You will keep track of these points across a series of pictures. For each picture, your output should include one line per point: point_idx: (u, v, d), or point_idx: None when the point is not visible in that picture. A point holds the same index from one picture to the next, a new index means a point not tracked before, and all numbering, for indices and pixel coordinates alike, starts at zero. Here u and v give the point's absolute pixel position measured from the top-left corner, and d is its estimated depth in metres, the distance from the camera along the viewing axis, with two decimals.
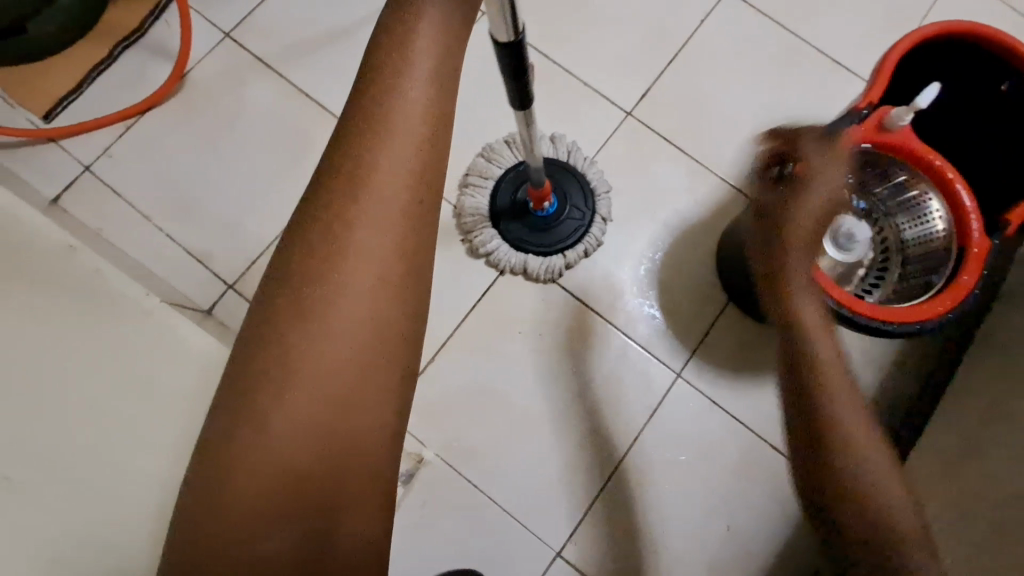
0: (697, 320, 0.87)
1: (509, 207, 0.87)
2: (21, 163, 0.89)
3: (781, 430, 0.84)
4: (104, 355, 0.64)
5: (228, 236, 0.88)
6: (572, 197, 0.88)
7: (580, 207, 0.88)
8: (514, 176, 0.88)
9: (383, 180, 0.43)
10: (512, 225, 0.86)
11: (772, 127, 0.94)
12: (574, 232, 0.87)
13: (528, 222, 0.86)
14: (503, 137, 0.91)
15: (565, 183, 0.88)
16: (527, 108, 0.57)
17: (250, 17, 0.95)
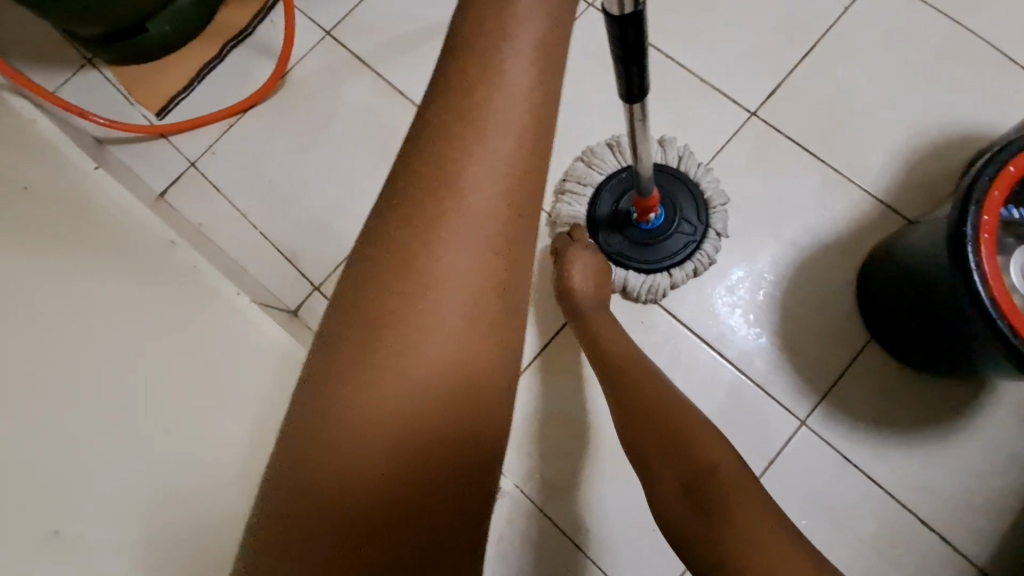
0: (827, 358, 0.74)
1: (609, 218, 0.78)
2: (136, 158, 0.93)
3: (933, 502, 0.69)
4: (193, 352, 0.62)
5: (318, 236, 0.87)
6: (682, 208, 0.77)
7: (691, 219, 0.77)
8: (616, 183, 0.79)
9: (490, 133, 0.39)
10: (612, 238, 0.78)
11: (930, 135, 0.79)
12: (684, 248, 0.76)
13: (631, 234, 0.77)
14: (605, 140, 0.83)
15: (675, 193, 0.78)
16: (637, 101, 0.48)
17: (350, 14, 0.94)
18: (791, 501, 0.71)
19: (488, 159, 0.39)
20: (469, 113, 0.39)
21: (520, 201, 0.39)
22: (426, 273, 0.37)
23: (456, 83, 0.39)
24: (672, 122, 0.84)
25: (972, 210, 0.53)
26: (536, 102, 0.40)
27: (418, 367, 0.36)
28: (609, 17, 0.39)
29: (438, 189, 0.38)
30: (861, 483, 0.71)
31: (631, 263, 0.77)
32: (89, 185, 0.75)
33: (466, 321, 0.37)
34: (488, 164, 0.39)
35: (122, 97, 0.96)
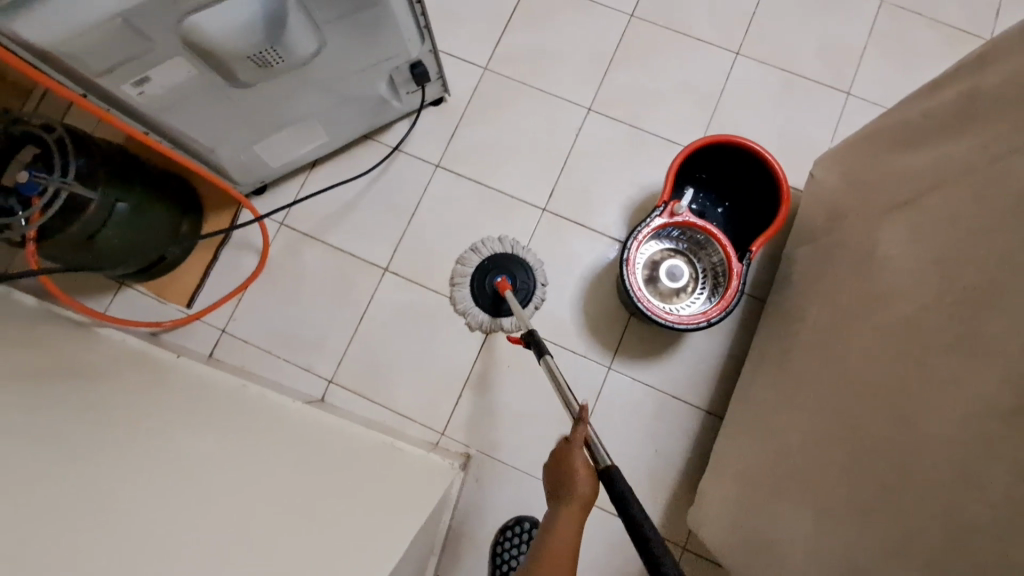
0: (614, 332, 1.39)
1: (481, 289, 1.39)
2: (183, 339, 1.44)
3: (678, 385, 1.36)
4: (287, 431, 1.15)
5: (318, 350, 1.42)
6: (520, 276, 1.39)
7: (526, 282, 1.39)
8: (481, 269, 1.40)
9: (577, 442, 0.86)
10: (488, 303, 1.39)
11: (636, 195, 1.45)
12: (525, 298, 1.38)
13: (496, 298, 1.38)
14: (470, 246, 1.44)
15: (514, 267, 1.39)
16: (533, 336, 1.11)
17: (291, 208, 1.48)
18: (613, 407, 1.36)
19: (561, 539, 0.76)
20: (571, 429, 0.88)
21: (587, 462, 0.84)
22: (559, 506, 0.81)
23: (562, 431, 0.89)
24: (503, 224, 1.46)
25: (623, 264, 1.20)
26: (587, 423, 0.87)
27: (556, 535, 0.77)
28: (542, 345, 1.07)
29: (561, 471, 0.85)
30: (645, 389, 1.36)
31: (501, 313, 1.38)
32: (180, 371, 1.27)
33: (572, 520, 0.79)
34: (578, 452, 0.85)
35: (159, 303, 1.46)
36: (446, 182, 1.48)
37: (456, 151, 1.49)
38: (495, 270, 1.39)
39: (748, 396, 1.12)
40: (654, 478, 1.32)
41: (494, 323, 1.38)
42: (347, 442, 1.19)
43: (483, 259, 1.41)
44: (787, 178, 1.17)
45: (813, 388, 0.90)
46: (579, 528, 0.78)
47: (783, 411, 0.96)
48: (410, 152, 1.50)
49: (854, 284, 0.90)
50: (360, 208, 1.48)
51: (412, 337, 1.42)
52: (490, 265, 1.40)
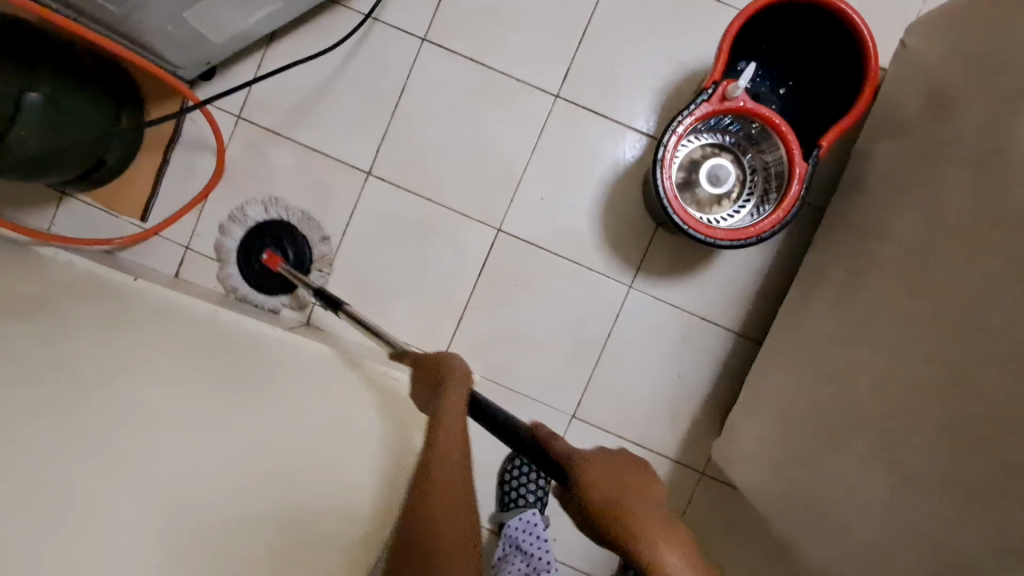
0: (637, 245, 1.20)
1: (249, 269, 1.21)
2: (144, 258, 1.26)
3: (708, 306, 1.19)
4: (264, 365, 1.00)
5: (297, 269, 1.23)
6: (279, 236, 1.20)
7: (280, 238, 1.20)
8: (246, 241, 1.22)
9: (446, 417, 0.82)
10: (252, 271, 1.21)
11: (672, 77, 1.18)
12: (303, 263, 1.21)
13: (267, 273, 1.21)
14: (241, 203, 1.23)
15: (284, 239, 1.21)
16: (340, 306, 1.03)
17: (249, 98, 1.22)
18: (634, 330, 1.21)
19: (447, 511, 0.76)
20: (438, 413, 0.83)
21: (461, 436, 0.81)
22: (433, 471, 0.78)
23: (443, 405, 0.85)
24: (506, 116, 1.20)
25: (655, 166, 0.97)
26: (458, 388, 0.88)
27: (438, 501, 0.76)
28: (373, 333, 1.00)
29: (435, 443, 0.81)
30: (672, 309, 1.20)
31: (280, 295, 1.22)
32: (138, 296, 1.10)
33: (459, 474, 0.79)
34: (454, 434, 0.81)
35: (111, 217, 1.26)
36: (436, 62, 1.20)
37: (447, 20, 1.19)
38: (255, 240, 1.21)
39: (799, 322, 0.96)
40: (675, 405, 1.21)
41: (300, 303, 1.22)
42: (336, 376, 1.06)
43: (246, 231, 1.22)
44: (876, 48, 0.90)
45: (897, 322, 0.73)
46: (460, 482, 0.79)
47: (851, 345, 0.80)
48: (390, 23, 1.20)
49: (968, 192, 0.70)
50: (332, 97, 1.21)
51: (403, 252, 1.22)
52: (252, 244, 1.21)
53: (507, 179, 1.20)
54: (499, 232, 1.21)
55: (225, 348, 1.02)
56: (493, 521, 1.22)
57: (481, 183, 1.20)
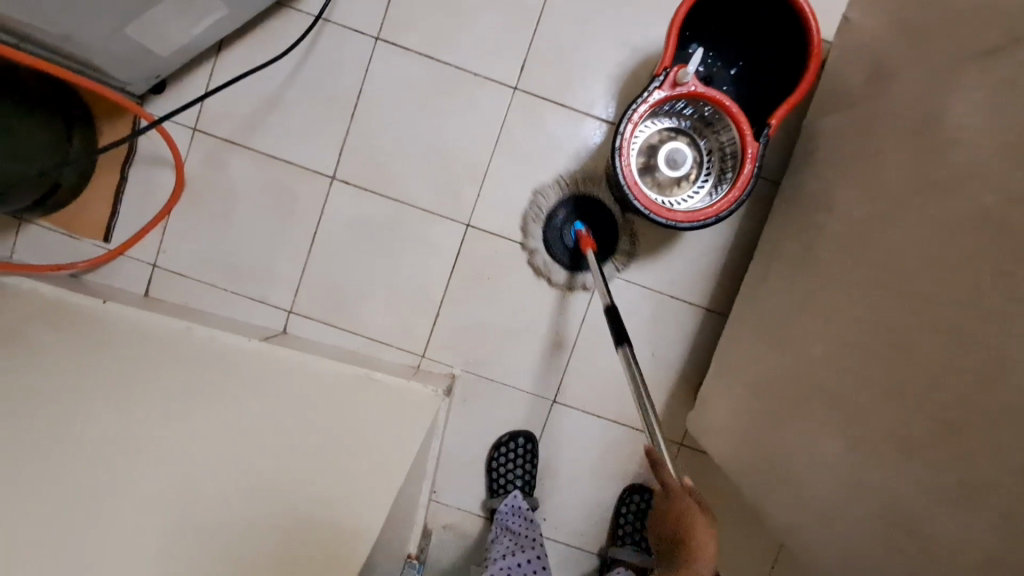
0: (604, 231, 1.22)
1: (558, 245, 1.21)
2: (112, 279, 1.24)
3: (677, 284, 1.23)
4: (242, 377, 1.02)
5: (268, 278, 1.23)
6: (604, 231, 1.22)
7: (610, 240, 1.22)
8: (553, 223, 1.21)
9: (687, 502, 0.75)
10: (558, 217, 1.21)
11: (626, 62, 1.19)
12: (603, 256, 1.22)
13: (569, 247, 1.21)
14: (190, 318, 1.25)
15: (601, 222, 1.21)
16: (619, 344, 0.92)
17: (203, 109, 1.20)
18: (607, 313, 1.24)
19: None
20: (677, 488, 0.76)
21: (691, 515, 0.74)
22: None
23: (678, 506, 0.75)
24: (467, 111, 1.20)
25: (614, 154, 0.99)
26: (696, 524, 0.74)
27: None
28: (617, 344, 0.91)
29: (682, 506, 0.74)
30: (642, 290, 1.23)
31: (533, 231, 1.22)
32: (109, 319, 1.09)
33: None
34: (710, 544, 0.73)
35: (72, 240, 1.23)
36: (391, 60, 1.19)
37: (398, 17, 1.18)
38: (570, 220, 1.20)
39: (759, 294, 1.00)
40: (652, 381, 1.26)
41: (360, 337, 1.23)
42: (317, 381, 1.07)
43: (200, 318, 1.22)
44: (818, 28, 0.92)
45: (844, 291, 0.77)
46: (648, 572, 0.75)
47: (807, 315, 0.84)
48: (340, 24, 1.18)
49: (904, 164, 0.73)
50: (288, 102, 1.20)
51: (374, 254, 1.22)
52: (550, 141, 1.20)
53: (473, 175, 1.21)
54: (469, 227, 1.22)
55: (200, 364, 1.02)
56: (485, 508, 1.26)
57: (447, 180, 1.21)
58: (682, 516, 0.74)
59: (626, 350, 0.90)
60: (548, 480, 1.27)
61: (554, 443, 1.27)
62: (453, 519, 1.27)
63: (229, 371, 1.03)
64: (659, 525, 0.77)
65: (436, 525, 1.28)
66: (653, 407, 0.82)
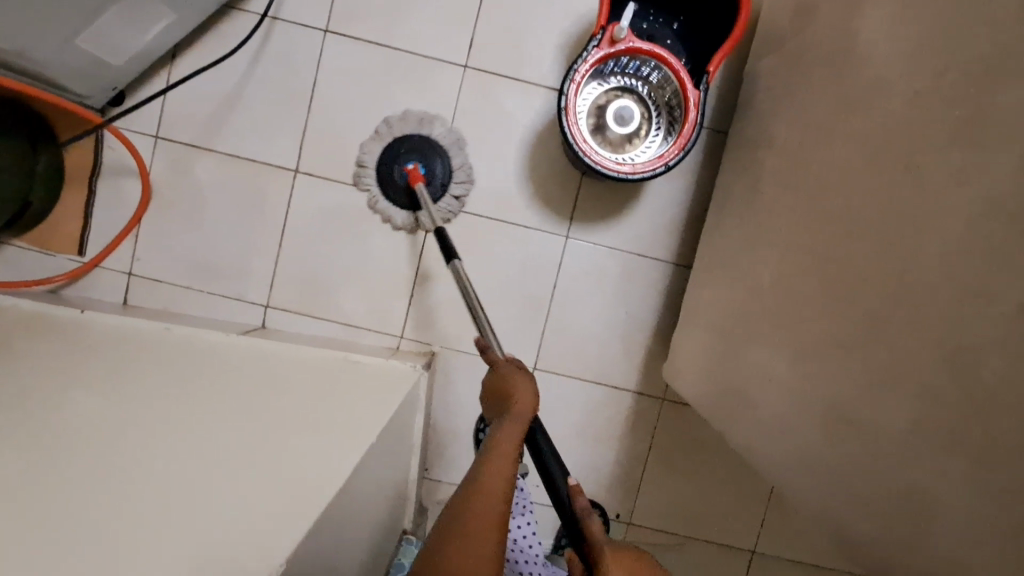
0: (566, 197, 1.25)
1: (394, 185, 1.20)
2: (90, 291, 1.26)
3: (641, 243, 1.26)
4: (222, 368, 1.04)
5: (243, 276, 1.25)
6: (443, 172, 1.20)
7: (443, 173, 1.20)
8: (388, 157, 1.20)
9: (506, 439, 0.73)
10: (434, 162, 1.20)
11: (570, 31, 1.21)
12: (439, 194, 1.21)
13: (409, 190, 1.19)
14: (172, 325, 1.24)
15: (432, 155, 1.20)
16: (453, 260, 1.01)
17: (163, 116, 1.23)
18: (577, 277, 1.27)
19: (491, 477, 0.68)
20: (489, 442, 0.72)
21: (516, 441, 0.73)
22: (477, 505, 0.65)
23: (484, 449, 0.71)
24: (420, 93, 1.22)
25: (560, 114, 1.01)
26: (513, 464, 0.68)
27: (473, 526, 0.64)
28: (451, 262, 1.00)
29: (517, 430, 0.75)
30: (609, 251, 1.26)
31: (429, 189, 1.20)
32: (91, 327, 1.11)
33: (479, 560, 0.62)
34: (515, 437, 0.73)
35: (47, 256, 1.26)
36: (342, 51, 1.22)
37: (344, 8, 1.21)
38: (417, 151, 1.19)
39: (714, 238, 1.03)
40: (628, 340, 1.28)
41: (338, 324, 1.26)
42: (297, 366, 1.09)
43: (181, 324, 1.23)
44: None
45: (785, 216, 0.80)
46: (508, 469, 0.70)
47: (756, 247, 0.87)
48: (289, 21, 1.21)
49: (830, 88, 0.76)
50: (246, 102, 1.22)
51: (344, 241, 1.24)
52: (394, 153, 1.19)
53: None
54: None
55: (181, 360, 1.04)
56: None
57: None
58: (500, 387, 0.83)
59: (454, 259, 1.00)
60: None
61: None
62: (447, 494, 1.30)
63: (210, 365, 1.05)
64: (490, 405, 0.85)
65: (431, 501, 1.30)
66: (476, 306, 0.94)
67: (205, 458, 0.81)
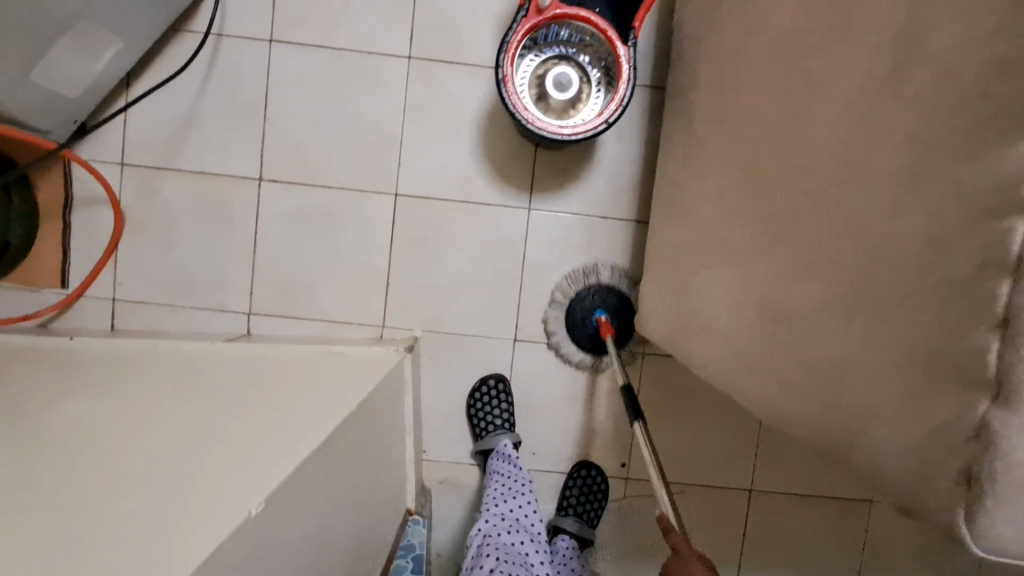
0: (522, 170, 1.29)
1: (580, 326, 1.29)
2: (78, 321, 1.30)
3: (600, 204, 1.30)
4: (208, 373, 1.07)
5: (223, 286, 1.29)
6: (626, 306, 1.29)
7: (628, 307, 1.29)
8: (581, 304, 1.29)
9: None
10: (594, 296, 1.29)
11: (505, 9, 1.25)
12: (624, 339, 1.31)
13: (596, 338, 1.29)
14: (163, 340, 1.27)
15: (604, 300, 1.29)
16: (638, 417, 0.95)
17: (126, 143, 1.27)
18: (544, 246, 1.31)
19: None
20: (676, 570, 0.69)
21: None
22: None
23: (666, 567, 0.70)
24: (370, 88, 1.26)
25: (499, 86, 1.04)
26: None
27: None
28: (635, 421, 0.95)
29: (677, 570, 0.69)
30: (571, 217, 1.30)
31: (584, 340, 1.29)
32: (80, 351, 1.15)
33: None
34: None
35: (32, 293, 1.30)
36: (289, 58, 1.26)
37: (286, 16, 1.25)
38: (598, 300, 1.28)
39: (660, 185, 1.07)
40: (602, 300, 1.32)
41: (321, 320, 1.30)
42: (283, 363, 1.13)
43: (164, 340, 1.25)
44: None
45: (714, 148, 0.84)
46: None
47: (694, 183, 0.91)
48: (234, 36, 1.25)
49: (738, 20, 0.80)
50: (203, 119, 1.26)
51: (315, 241, 1.28)
52: (577, 312, 1.29)
53: (389, 146, 1.27)
54: (397, 195, 1.28)
55: (168, 370, 1.08)
56: (473, 455, 1.33)
57: (366, 156, 1.27)
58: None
59: (641, 428, 0.92)
60: (527, 415, 1.34)
61: (524, 380, 1.33)
62: (447, 472, 1.34)
63: (197, 370, 1.09)
64: None
65: (433, 480, 1.34)
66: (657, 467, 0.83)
67: (182, 446, 0.82)
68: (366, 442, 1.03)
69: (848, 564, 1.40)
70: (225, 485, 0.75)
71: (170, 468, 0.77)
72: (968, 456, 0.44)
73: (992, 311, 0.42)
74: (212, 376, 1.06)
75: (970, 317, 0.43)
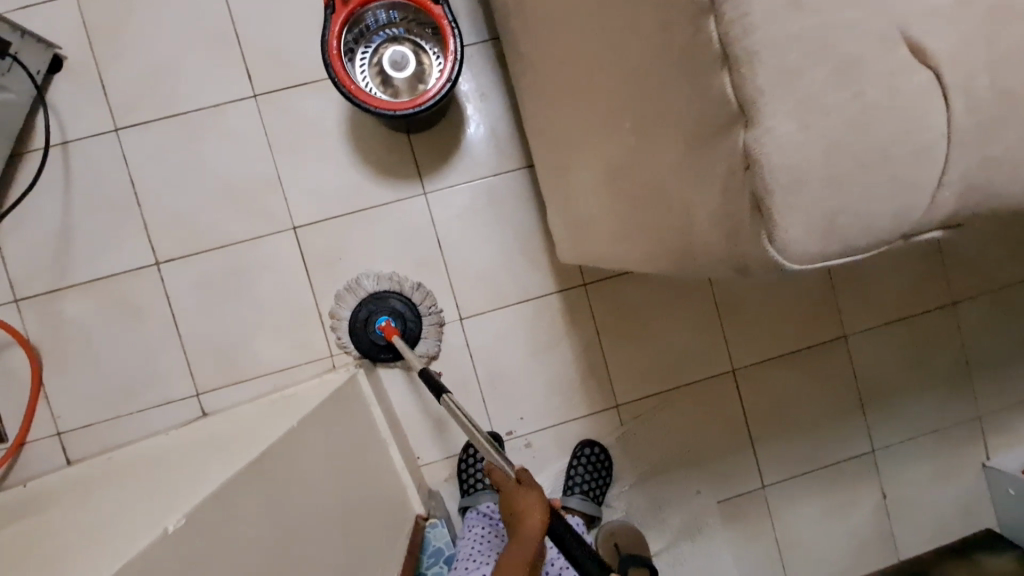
0: (403, 160, 1.30)
1: (366, 341, 1.26)
2: (31, 468, 1.26)
3: (487, 163, 1.32)
4: (169, 460, 1.05)
5: (161, 379, 1.27)
6: (401, 308, 1.27)
7: (404, 307, 1.27)
8: (358, 318, 1.27)
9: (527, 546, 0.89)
10: (376, 305, 1.27)
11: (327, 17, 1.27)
12: (416, 340, 1.28)
13: (382, 344, 1.27)
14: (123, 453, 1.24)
15: (391, 302, 1.27)
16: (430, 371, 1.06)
17: (13, 280, 1.24)
18: (452, 221, 1.32)
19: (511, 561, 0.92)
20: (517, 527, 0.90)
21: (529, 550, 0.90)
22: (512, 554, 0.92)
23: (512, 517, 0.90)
24: (229, 138, 1.26)
25: (335, 83, 1.03)
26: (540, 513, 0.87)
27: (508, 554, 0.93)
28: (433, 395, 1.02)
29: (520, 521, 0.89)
30: (466, 185, 1.32)
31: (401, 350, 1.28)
32: (37, 491, 1.12)
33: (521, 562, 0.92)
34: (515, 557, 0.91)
35: None
36: (140, 140, 1.25)
37: (121, 101, 1.25)
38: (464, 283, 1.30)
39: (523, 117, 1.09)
40: (526, 251, 1.33)
41: (271, 373, 1.28)
42: (240, 424, 1.12)
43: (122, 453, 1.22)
44: None
45: (535, 54, 0.86)
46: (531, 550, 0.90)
47: (538, 97, 0.93)
48: (78, 138, 1.24)
49: None
50: (80, 228, 1.25)
51: (233, 302, 1.27)
52: (369, 308, 1.27)
53: (267, 185, 1.27)
54: (295, 229, 1.28)
55: (129, 472, 1.06)
56: (465, 447, 1.32)
57: (251, 204, 1.27)
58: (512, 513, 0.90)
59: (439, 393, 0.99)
60: (500, 384, 1.34)
61: (485, 352, 1.34)
62: (446, 470, 1.34)
63: (158, 461, 1.07)
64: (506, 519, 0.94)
65: (439, 481, 1.34)
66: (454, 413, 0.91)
67: (133, 516, 0.79)
68: (343, 460, 1.02)
69: (849, 400, 1.43)
70: (162, 512, 0.70)
71: (113, 537, 0.73)
72: (747, 185, 0.41)
73: (709, 46, 0.40)
74: (173, 461, 1.04)
75: (699, 59, 0.41)
